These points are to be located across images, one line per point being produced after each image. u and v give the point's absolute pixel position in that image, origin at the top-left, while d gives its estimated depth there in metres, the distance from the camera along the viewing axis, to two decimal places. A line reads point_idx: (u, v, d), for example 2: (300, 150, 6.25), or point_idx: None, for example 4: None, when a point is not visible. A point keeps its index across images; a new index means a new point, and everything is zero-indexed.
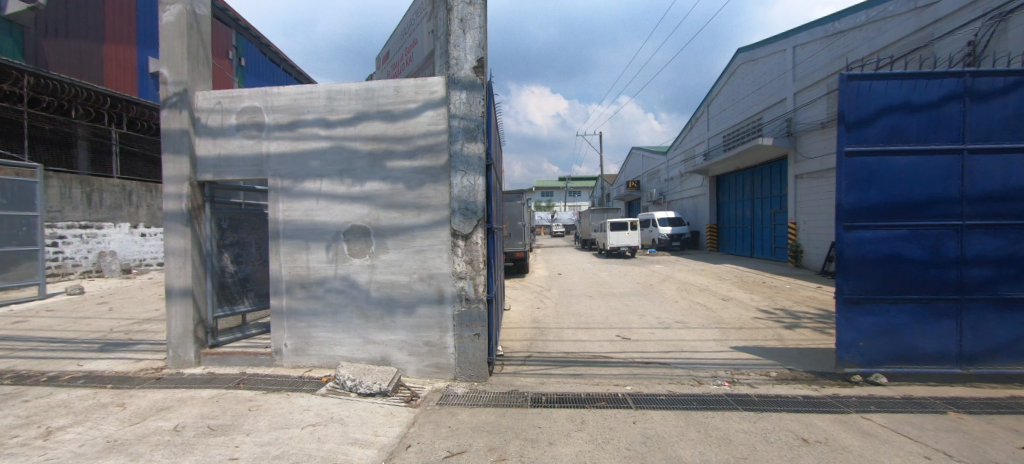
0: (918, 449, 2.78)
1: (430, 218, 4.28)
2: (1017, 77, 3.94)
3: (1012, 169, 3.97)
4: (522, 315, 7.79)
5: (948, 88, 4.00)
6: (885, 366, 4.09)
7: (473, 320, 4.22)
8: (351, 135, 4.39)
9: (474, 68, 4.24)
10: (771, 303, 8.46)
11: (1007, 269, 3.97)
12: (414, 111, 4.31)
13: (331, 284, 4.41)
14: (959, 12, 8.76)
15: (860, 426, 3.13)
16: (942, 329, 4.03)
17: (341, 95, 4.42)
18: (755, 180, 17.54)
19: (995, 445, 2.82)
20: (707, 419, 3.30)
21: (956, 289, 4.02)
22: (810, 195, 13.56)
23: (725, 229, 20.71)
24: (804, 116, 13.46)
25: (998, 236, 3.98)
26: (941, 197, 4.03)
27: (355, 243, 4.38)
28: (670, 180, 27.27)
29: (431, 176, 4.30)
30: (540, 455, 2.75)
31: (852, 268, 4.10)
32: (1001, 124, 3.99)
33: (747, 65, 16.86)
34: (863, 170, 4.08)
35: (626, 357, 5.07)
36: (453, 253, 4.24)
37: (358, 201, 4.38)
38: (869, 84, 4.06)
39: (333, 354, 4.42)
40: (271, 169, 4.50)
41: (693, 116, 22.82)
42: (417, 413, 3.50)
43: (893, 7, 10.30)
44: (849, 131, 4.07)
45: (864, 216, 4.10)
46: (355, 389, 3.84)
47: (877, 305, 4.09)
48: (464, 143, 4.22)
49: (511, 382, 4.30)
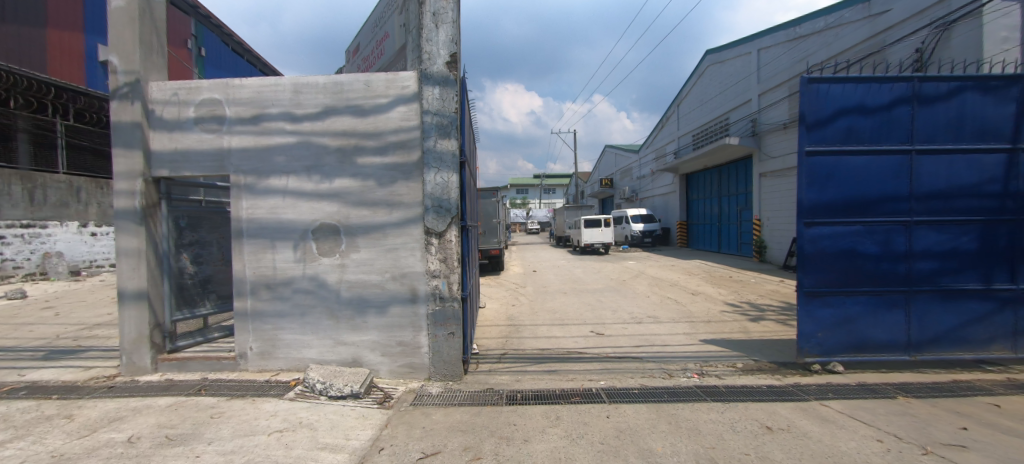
0: (872, 433, 2.95)
1: (402, 216, 4.19)
2: (958, 83, 4.23)
3: (954, 169, 4.26)
4: (497, 313, 7.76)
5: (898, 92, 4.25)
6: (841, 355, 4.32)
7: (447, 319, 4.17)
8: (319, 130, 4.24)
9: (447, 64, 4.17)
10: (737, 296, 8.79)
11: (949, 262, 4.26)
12: (385, 106, 4.21)
13: (299, 284, 4.25)
14: (907, 20, 9.31)
15: (819, 413, 3.30)
16: (892, 319, 4.29)
17: (309, 88, 4.26)
18: (722, 178, 18.14)
19: (939, 426, 3.03)
20: (678, 411, 3.38)
21: (905, 281, 4.28)
22: (773, 193, 14.17)
23: (694, 226, 21.36)
24: (768, 117, 14.02)
25: (942, 231, 4.26)
26: (892, 194, 4.28)
27: (324, 242, 4.24)
28: (642, 178, 27.88)
29: (403, 172, 4.20)
30: (516, 453, 2.74)
31: (812, 262, 4.30)
32: (945, 126, 4.27)
33: (714, 67, 17.41)
34: (822, 169, 4.28)
35: (600, 353, 5.14)
36: (426, 251, 4.17)
37: (327, 199, 4.24)
38: (828, 87, 4.26)
39: (301, 357, 4.27)
40: (233, 165, 4.29)
41: (663, 115, 23.36)
42: (391, 414, 3.43)
43: (849, 14, 10.85)
44: (809, 131, 4.26)
45: (822, 212, 4.30)
46: (325, 392, 3.72)
47: (834, 298, 4.30)
48: (437, 139, 4.15)
49: (486, 380, 4.27)
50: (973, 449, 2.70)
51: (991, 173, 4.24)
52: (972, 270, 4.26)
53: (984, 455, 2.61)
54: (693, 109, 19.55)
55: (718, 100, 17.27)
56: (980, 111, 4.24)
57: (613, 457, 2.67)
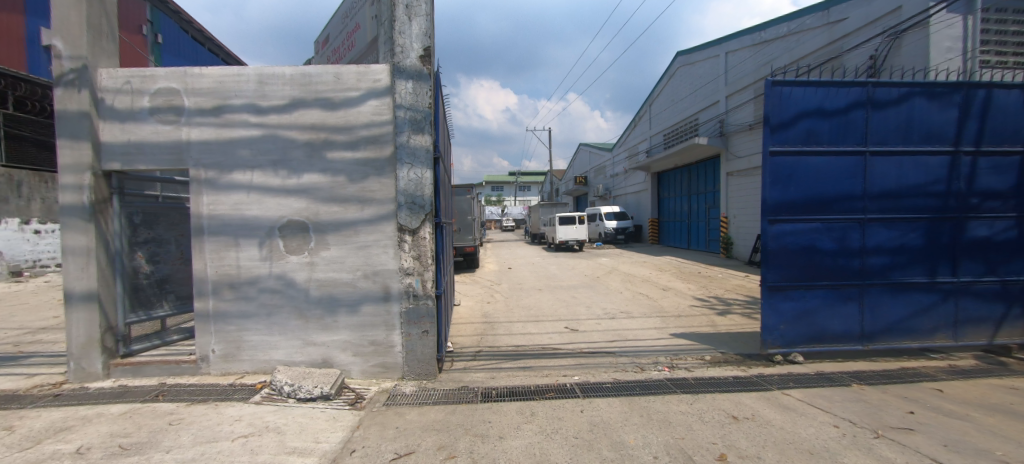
0: (829, 419, 3.11)
1: (374, 212, 4.09)
2: (907, 89, 4.51)
3: (903, 170, 4.54)
4: (471, 311, 7.73)
5: (854, 96, 4.48)
6: (801, 347, 4.54)
7: (421, 317, 4.11)
8: (285, 123, 4.08)
9: (420, 57, 4.10)
10: (705, 291, 9.09)
11: (898, 257, 4.54)
12: (356, 99, 4.09)
13: (265, 283, 4.08)
14: (863, 28, 9.83)
15: (781, 401, 3.45)
16: (847, 311, 4.54)
17: (275, 79, 4.09)
18: (691, 177, 18.69)
19: (889, 411, 3.23)
20: (650, 403, 3.46)
21: (859, 275, 4.53)
22: (739, 192, 14.72)
23: (665, 223, 21.92)
24: (735, 118, 14.53)
25: (893, 228, 4.53)
26: (847, 193, 4.51)
27: (292, 239, 4.09)
28: (616, 176, 28.36)
29: (375, 168, 4.10)
30: (491, 450, 2.73)
31: (775, 258, 4.48)
32: (896, 129, 4.53)
33: (685, 68, 17.86)
34: (784, 169, 4.47)
35: (574, 348, 5.20)
36: (399, 249, 4.09)
37: (295, 194, 4.09)
38: (790, 90, 4.45)
39: (268, 359, 4.12)
40: (192, 159, 4.06)
41: (636, 114, 23.83)
42: (363, 415, 3.35)
43: (810, 21, 11.36)
44: (773, 132, 4.43)
45: (784, 210, 4.49)
46: (294, 394, 3.60)
47: (795, 292, 4.51)
48: (411, 134, 4.07)
49: (461, 378, 4.24)
50: (919, 432, 2.89)
51: (935, 174, 4.54)
52: (918, 265, 4.56)
53: (928, 437, 2.80)
54: (664, 109, 20.03)
55: (688, 101, 17.75)
56: (926, 115, 4.54)
57: (587, 450, 2.70)
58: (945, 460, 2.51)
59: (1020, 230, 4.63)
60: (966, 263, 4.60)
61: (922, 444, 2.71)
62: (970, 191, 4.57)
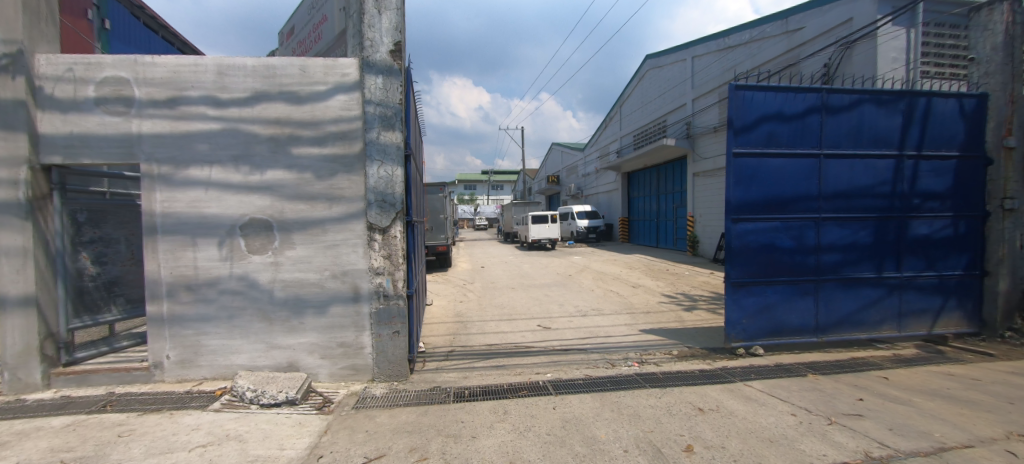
0: (787, 408, 3.27)
1: (343, 210, 3.97)
2: (858, 96, 4.80)
3: (854, 172, 4.83)
4: (444, 310, 7.65)
5: (810, 102, 4.73)
6: (761, 340, 4.75)
7: (393, 317, 4.03)
8: (247, 117, 3.90)
9: (391, 52, 4.01)
10: (673, 288, 9.38)
11: (850, 254, 4.83)
12: (323, 94, 3.96)
13: (226, 284, 3.89)
14: (818, 37, 10.40)
15: (743, 392, 3.60)
16: (804, 305, 4.78)
17: (236, 71, 3.90)
18: (660, 178, 19.21)
19: (842, 399, 3.43)
20: (620, 398, 3.53)
21: (815, 271, 4.79)
22: (704, 192, 15.26)
23: (634, 222, 22.43)
24: (701, 121, 15.05)
25: (845, 226, 4.82)
26: (804, 194, 4.76)
27: (255, 238, 3.92)
28: (588, 176, 28.79)
29: (344, 165, 3.99)
30: (463, 450, 2.71)
31: (738, 255, 4.66)
32: (848, 134, 4.82)
33: (654, 72, 18.33)
34: (747, 170, 4.66)
35: (547, 346, 5.24)
36: (369, 248, 3.99)
37: (258, 192, 3.92)
38: (752, 94, 4.63)
39: (229, 364, 3.92)
40: (144, 152, 3.82)
41: (607, 116, 24.25)
42: (331, 420, 3.25)
43: (770, 29, 11.90)
44: (736, 135, 4.60)
45: (747, 210, 4.68)
46: (256, 400, 3.44)
47: (757, 287, 4.71)
48: (381, 131, 3.98)
49: (433, 379, 4.18)
50: (867, 417, 3.08)
51: (882, 176, 4.86)
52: (867, 261, 4.87)
53: (876, 422, 2.99)
54: (634, 110, 20.48)
55: (657, 103, 18.22)
56: (875, 121, 4.84)
57: (559, 447, 2.72)
58: (891, 443, 2.69)
59: (955, 228, 5.03)
60: (909, 259, 4.95)
61: (870, 429, 2.89)
62: (913, 192, 4.92)
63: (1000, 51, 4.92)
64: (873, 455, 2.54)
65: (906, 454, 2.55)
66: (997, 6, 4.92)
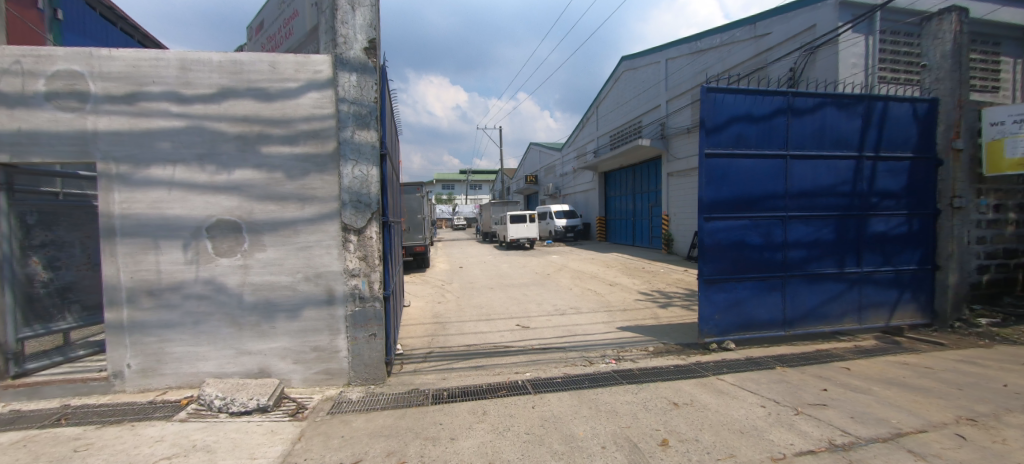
0: (757, 400, 3.38)
1: (316, 211, 3.87)
2: (821, 99, 5.02)
3: (818, 172, 5.04)
4: (421, 311, 7.55)
5: (777, 104, 4.91)
6: (732, 334, 4.90)
7: (368, 320, 3.96)
8: (213, 115, 3.75)
9: (364, 49, 3.94)
10: (649, 286, 9.58)
11: (815, 250, 5.04)
12: (294, 91, 3.85)
13: (191, 288, 3.72)
14: (784, 43, 10.80)
15: (716, 386, 3.70)
16: (772, 300, 4.97)
17: (201, 66, 3.74)
18: (635, 177, 19.56)
19: (807, 389, 3.58)
20: (598, 395, 3.58)
21: (782, 267, 4.97)
22: (678, 191, 15.62)
23: (611, 221, 22.78)
24: (674, 122, 15.41)
25: (809, 224, 5.03)
26: (772, 193, 4.94)
27: (222, 240, 3.77)
28: (565, 175, 29.07)
29: (316, 164, 3.88)
30: (442, 452, 2.69)
31: (711, 252, 4.79)
32: (812, 136, 5.03)
33: (629, 73, 18.64)
34: (718, 170, 4.79)
35: (525, 345, 5.25)
36: (344, 249, 3.90)
37: (225, 192, 3.77)
38: (723, 96, 4.76)
39: (195, 371, 3.76)
40: (100, 150, 3.61)
41: (584, 116, 24.52)
42: (304, 426, 3.16)
43: (739, 34, 12.27)
44: (708, 135, 4.73)
45: (718, 208, 4.82)
46: (226, 409, 3.32)
47: (728, 284, 4.86)
48: (355, 129, 3.90)
49: (411, 381, 4.13)
50: (831, 406, 3.22)
51: (844, 176, 5.10)
52: (830, 257, 5.09)
53: (838, 410, 3.14)
54: (611, 111, 20.78)
55: (632, 104, 18.54)
56: (837, 123, 5.07)
57: (538, 445, 2.73)
58: (853, 430, 2.82)
59: (909, 225, 5.33)
60: (869, 255, 5.20)
61: (834, 418, 3.02)
62: (871, 191, 5.18)
63: (949, 58, 5.25)
64: (837, 443, 2.66)
65: (867, 441, 2.68)
66: (946, 16, 5.23)
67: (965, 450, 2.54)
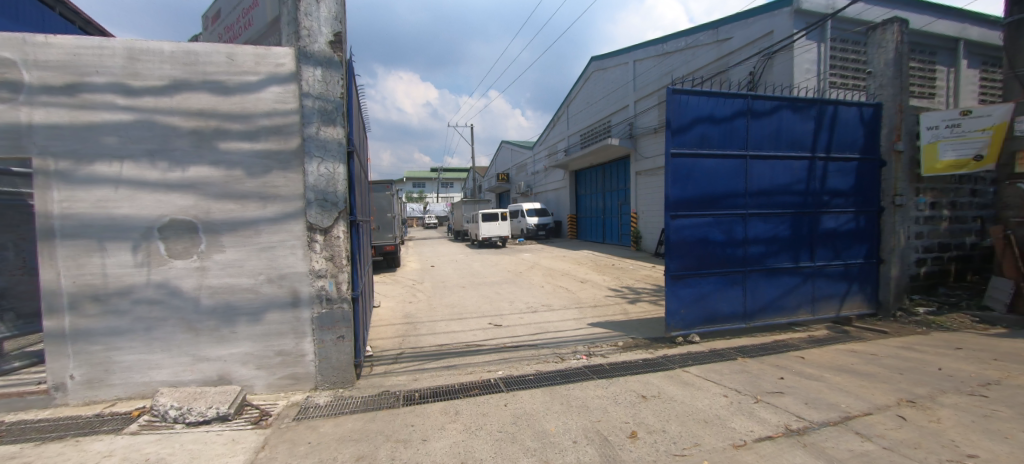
0: (720, 390, 3.53)
1: (279, 210, 3.72)
2: (777, 102, 5.28)
3: (775, 171, 5.30)
4: (392, 312, 7.42)
5: (737, 107, 5.12)
6: (697, 328, 5.09)
7: (336, 322, 3.84)
8: (165, 108, 3.54)
9: (330, 43, 3.83)
10: (618, 282, 9.79)
11: (772, 246, 5.30)
12: (254, 85, 3.68)
13: (142, 293, 3.50)
14: (744, 47, 11.28)
15: (681, 378, 3.84)
16: (733, 294, 5.19)
17: (151, 56, 3.52)
18: (605, 176, 19.93)
19: (766, 378, 3.76)
20: (569, 390, 3.63)
21: (743, 263, 5.20)
22: (646, 189, 16.01)
23: (582, 219, 23.11)
24: (642, 122, 15.79)
25: (768, 221, 5.28)
26: (733, 191, 5.15)
27: (176, 241, 3.56)
28: (537, 174, 29.25)
29: (279, 161, 3.73)
30: (414, 454, 2.65)
31: (676, 249, 4.95)
32: (770, 137, 5.28)
33: (599, 73, 18.95)
34: (683, 169, 4.95)
35: (498, 343, 5.26)
36: (309, 250, 3.77)
37: (179, 191, 3.57)
38: (687, 98, 4.92)
39: (148, 380, 3.54)
40: (36, 145, 3.33)
41: (555, 115, 24.75)
42: (269, 434, 3.04)
43: (702, 38, 12.70)
44: (673, 136, 4.88)
45: (683, 206, 4.98)
46: (182, 419, 3.15)
47: (692, 279, 5.04)
48: (320, 126, 3.78)
49: (381, 383, 4.05)
50: (787, 393, 3.41)
51: (798, 175, 5.38)
52: (786, 252, 5.37)
53: (794, 397, 3.32)
54: (581, 110, 21.07)
55: (602, 104, 18.86)
56: (792, 126, 5.35)
57: (511, 443, 2.74)
58: (806, 415, 2.99)
59: (857, 222, 5.69)
60: (821, 250, 5.52)
61: (789, 404, 3.20)
62: (823, 190, 5.50)
63: (891, 66, 5.63)
64: (792, 428, 2.81)
65: (819, 425, 2.85)
66: (888, 27, 5.63)
67: (905, 430, 2.74)
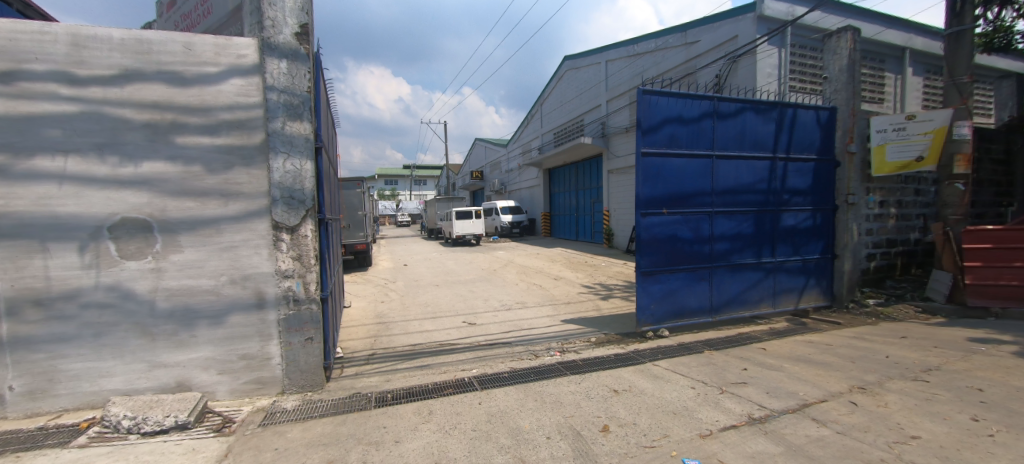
0: (688, 382, 3.65)
1: (242, 208, 3.57)
2: (741, 105, 5.48)
3: (739, 171, 5.52)
4: (363, 312, 7.27)
5: (704, 108, 5.29)
6: (666, 322, 5.24)
7: (304, 323, 3.73)
8: (116, 100, 3.32)
9: (296, 35, 3.69)
10: (591, 279, 9.94)
11: (737, 242, 5.52)
12: (214, 77, 3.50)
13: (90, 297, 3.27)
14: (710, 51, 11.65)
15: (652, 372, 3.94)
16: (701, 289, 5.37)
17: (98, 43, 3.29)
18: (578, 174, 20.16)
19: (731, 370, 3.92)
20: (543, 387, 3.66)
21: (709, 259, 5.39)
22: (618, 188, 16.31)
23: (555, 217, 23.32)
24: (614, 121, 16.06)
25: (733, 219, 5.49)
26: (700, 190, 5.32)
27: (129, 241, 3.35)
28: (511, 172, 29.26)
29: (241, 156, 3.57)
30: (386, 456, 2.61)
31: (647, 246, 5.07)
32: (735, 138, 5.48)
33: (572, 73, 19.13)
34: (653, 169, 5.08)
35: (472, 342, 5.24)
36: (275, 249, 3.64)
37: (132, 188, 3.36)
38: (657, 99, 5.04)
39: (98, 390, 3.33)
40: None
41: (529, 114, 24.81)
42: (232, 441, 2.92)
43: (672, 40, 13.02)
44: (644, 135, 4.99)
45: (653, 205, 5.11)
46: (137, 429, 2.98)
47: (662, 275, 5.18)
48: (286, 121, 3.64)
49: (352, 385, 3.96)
50: (750, 384, 3.56)
51: (760, 175, 5.62)
52: (750, 249, 5.60)
53: (756, 387, 3.47)
54: (555, 109, 21.22)
55: (575, 103, 19.05)
56: (755, 127, 5.57)
57: (485, 441, 2.74)
58: (768, 404, 3.14)
59: (814, 219, 6.00)
60: (782, 246, 5.79)
61: (752, 394, 3.34)
62: (783, 189, 5.76)
63: (845, 72, 5.96)
64: (755, 417, 2.94)
65: (779, 413, 3.00)
66: (842, 34, 5.95)
67: (856, 415, 2.92)
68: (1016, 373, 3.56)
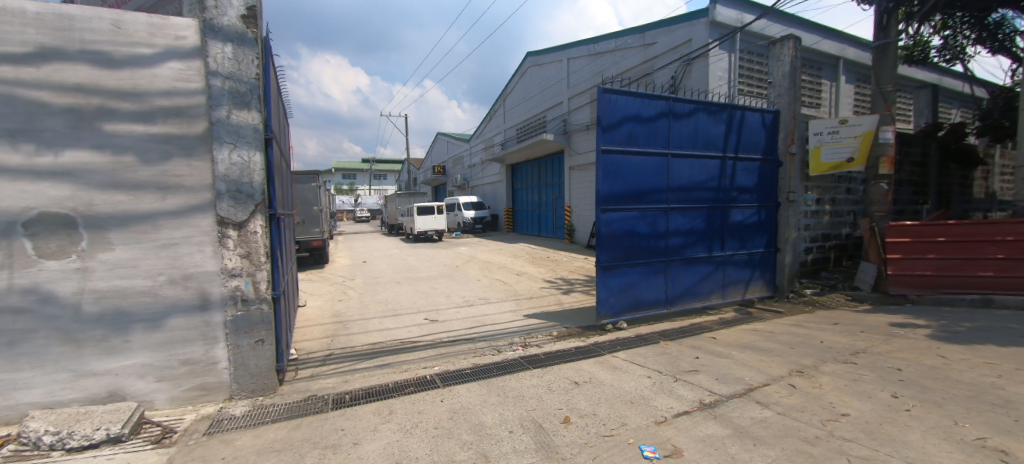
0: (645, 372, 3.79)
1: (182, 202, 3.32)
2: (695, 106, 5.74)
3: (692, 169, 5.77)
4: (318, 311, 6.99)
5: (661, 108, 5.49)
6: (624, 315, 5.42)
7: (253, 325, 3.53)
8: (30, 80, 2.96)
9: (242, 17, 3.45)
10: (553, 274, 10.10)
11: (690, 237, 5.79)
12: (149, 59, 3.22)
13: (2, 301, 2.92)
14: (667, 53, 12.07)
15: (611, 363, 4.06)
16: (656, 282, 5.59)
17: (7, 16, 2.92)
18: (541, 170, 20.33)
19: (685, 359, 4.12)
20: (506, 382, 3.69)
21: (665, 254, 5.62)
22: (579, 184, 16.60)
23: (518, 213, 23.44)
24: (576, 119, 16.31)
25: (686, 214, 5.75)
26: (656, 187, 5.52)
27: (48, 238, 3.02)
28: (474, 167, 29.00)
29: (181, 146, 3.32)
30: (344, 459, 2.54)
31: (606, 241, 5.21)
32: (688, 137, 5.73)
33: (535, 69, 19.22)
34: (613, 166, 5.21)
35: (433, 339, 5.18)
36: (220, 246, 3.41)
37: (52, 179, 3.03)
38: (617, 97, 5.16)
39: (13, 404, 2.99)
40: None
41: (492, 109, 24.70)
42: (173, 453, 2.72)
43: (631, 40, 13.36)
44: (604, 133, 5.10)
45: (613, 201, 5.24)
46: (61, 445, 2.71)
47: (621, 269, 5.34)
48: (232, 109, 3.42)
49: (307, 388, 3.80)
50: (701, 371, 3.75)
51: (712, 173, 5.92)
52: (701, 243, 5.90)
53: (707, 374, 3.67)
54: (518, 105, 21.23)
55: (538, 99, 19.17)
56: (707, 128, 5.85)
57: (447, 439, 2.72)
58: (717, 390, 3.33)
59: (759, 215, 6.40)
60: (731, 240, 6.13)
61: (703, 381, 3.53)
62: (732, 187, 6.10)
63: (787, 78, 6.37)
64: (705, 402, 3.11)
65: (727, 397, 3.19)
66: (784, 42, 6.36)
67: (795, 396, 3.16)
68: (929, 354, 3.97)
